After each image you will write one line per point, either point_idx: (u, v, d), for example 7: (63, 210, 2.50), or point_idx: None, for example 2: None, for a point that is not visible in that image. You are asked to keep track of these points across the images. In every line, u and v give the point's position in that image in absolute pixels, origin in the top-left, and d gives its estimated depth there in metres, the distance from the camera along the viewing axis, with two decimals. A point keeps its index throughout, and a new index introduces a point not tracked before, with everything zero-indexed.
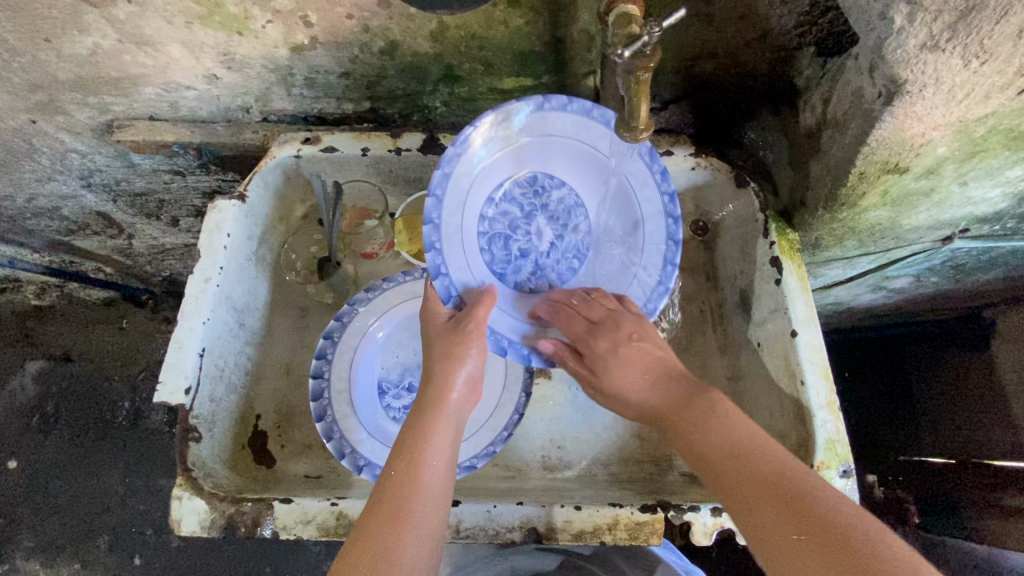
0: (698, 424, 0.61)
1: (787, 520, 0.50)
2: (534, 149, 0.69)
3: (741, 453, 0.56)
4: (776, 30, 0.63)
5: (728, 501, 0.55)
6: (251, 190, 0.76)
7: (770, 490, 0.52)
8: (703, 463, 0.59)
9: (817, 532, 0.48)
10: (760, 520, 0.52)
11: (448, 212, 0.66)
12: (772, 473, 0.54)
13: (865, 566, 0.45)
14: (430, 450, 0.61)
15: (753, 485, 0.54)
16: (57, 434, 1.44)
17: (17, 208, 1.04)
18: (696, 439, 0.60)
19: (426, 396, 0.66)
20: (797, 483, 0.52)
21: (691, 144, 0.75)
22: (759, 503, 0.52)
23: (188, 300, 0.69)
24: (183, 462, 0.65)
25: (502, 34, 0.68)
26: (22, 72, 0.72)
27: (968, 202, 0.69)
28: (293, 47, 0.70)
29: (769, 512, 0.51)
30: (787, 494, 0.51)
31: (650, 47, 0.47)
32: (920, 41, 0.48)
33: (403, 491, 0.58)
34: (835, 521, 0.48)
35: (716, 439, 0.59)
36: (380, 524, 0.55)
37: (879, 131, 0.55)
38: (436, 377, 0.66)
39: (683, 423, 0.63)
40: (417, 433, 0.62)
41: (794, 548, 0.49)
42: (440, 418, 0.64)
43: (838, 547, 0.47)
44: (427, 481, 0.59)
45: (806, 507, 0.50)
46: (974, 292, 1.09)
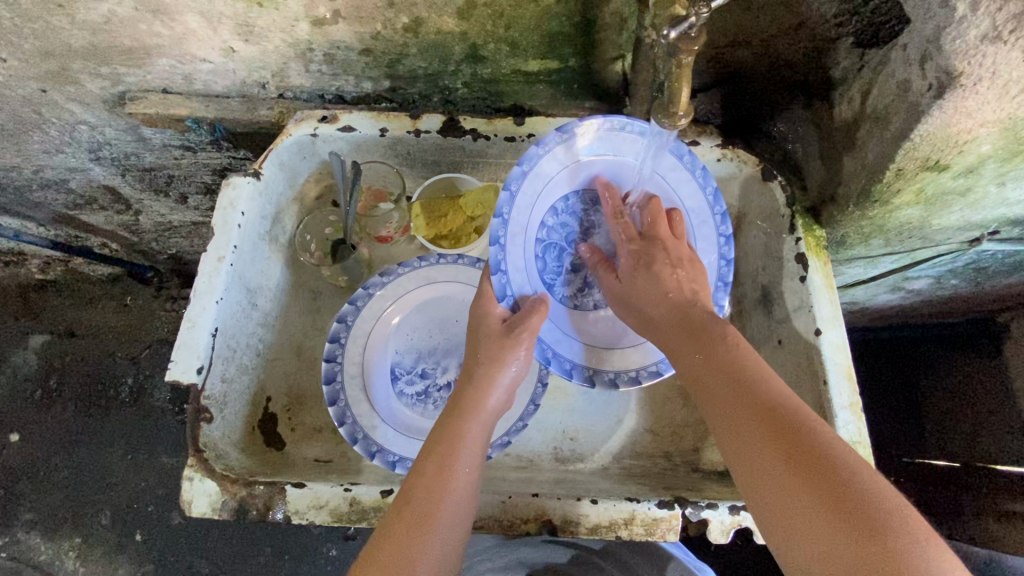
0: (700, 347, 0.60)
1: (778, 462, 0.50)
2: (595, 165, 0.70)
3: (742, 385, 0.55)
4: (815, 19, 0.61)
5: (722, 430, 0.55)
6: (265, 168, 0.73)
7: (766, 428, 0.52)
8: (703, 391, 0.58)
9: (809, 474, 0.47)
10: (750, 457, 0.52)
11: (516, 211, 0.67)
12: (772, 407, 0.53)
13: (849, 509, 0.44)
14: (463, 451, 0.60)
15: (747, 416, 0.53)
16: (61, 409, 1.44)
17: (24, 179, 1.02)
18: (694, 363, 0.60)
19: (464, 398, 0.65)
20: (798, 422, 0.51)
21: (718, 134, 0.73)
22: (754, 440, 0.52)
23: (201, 279, 0.67)
24: (195, 442, 0.64)
25: (531, 14, 0.66)
26: (34, 38, 0.70)
27: (1002, 204, 0.67)
28: (314, 21, 0.68)
29: (763, 451, 0.51)
30: (785, 434, 0.50)
31: (696, 29, 0.46)
32: (980, 32, 0.46)
33: (429, 489, 0.57)
34: (830, 465, 0.47)
35: (720, 366, 0.57)
36: (407, 523, 0.55)
37: (925, 126, 0.53)
38: (476, 379, 0.66)
39: (687, 346, 0.61)
40: (452, 432, 0.62)
41: (778, 480, 0.49)
42: (476, 420, 0.64)
43: (826, 486, 0.46)
44: (460, 480, 0.58)
45: (802, 446, 0.49)
46: (992, 296, 1.08)
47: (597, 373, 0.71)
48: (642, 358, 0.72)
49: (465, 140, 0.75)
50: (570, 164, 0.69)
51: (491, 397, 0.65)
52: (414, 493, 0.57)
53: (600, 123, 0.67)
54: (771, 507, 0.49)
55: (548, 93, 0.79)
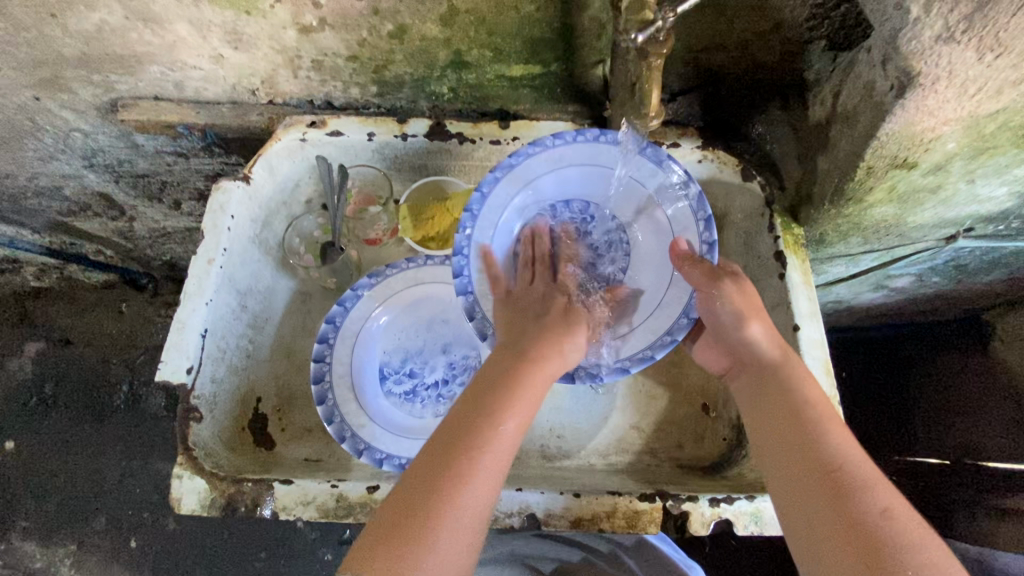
0: (757, 377, 0.63)
1: (818, 501, 0.52)
2: (551, 179, 0.73)
3: (802, 429, 0.57)
4: (789, 23, 0.63)
5: (763, 453, 0.59)
6: (255, 172, 0.75)
7: (818, 473, 0.53)
8: (752, 414, 0.62)
9: (850, 521, 0.49)
10: (785, 482, 0.56)
11: (493, 214, 0.72)
12: (814, 446, 0.55)
13: (865, 539, 0.48)
14: (513, 409, 0.57)
15: (786, 441, 0.57)
16: (56, 415, 1.45)
17: (19, 186, 1.04)
18: (747, 393, 0.63)
19: (532, 351, 0.63)
20: (841, 464, 0.53)
21: (697, 136, 0.75)
22: (802, 481, 0.54)
23: (191, 281, 0.69)
24: (184, 441, 0.65)
25: (512, 20, 0.68)
26: (28, 47, 0.72)
27: (975, 201, 0.69)
28: (301, 28, 0.70)
29: (808, 490, 0.53)
30: (820, 467, 0.54)
31: (663, 32, 0.48)
32: (935, 33, 0.48)
33: (453, 497, 0.52)
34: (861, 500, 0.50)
35: (786, 408, 0.59)
36: (416, 534, 0.50)
37: (889, 125, 0.55)
38: (535, 338, 0.64)
39: (753, 383, 0.63)
40: (506, 385, 0.59)
41: (811, 509, 0.52)
42: (536, 378, 0.61)
43: (852, 519, 0.49)
44: (506, 438, 0.56)
45: (842, 494, 0.51)
46: (974, 293, 1.09)
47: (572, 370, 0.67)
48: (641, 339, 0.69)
49: (450, 143, 0.77)
50: (524, 184, 0.72)
51: (557, 356, 0.63)
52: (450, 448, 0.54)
53: (563, 138, 0.71)
54: (798, 534, 0.53)
55: (533, 97, 0.80)
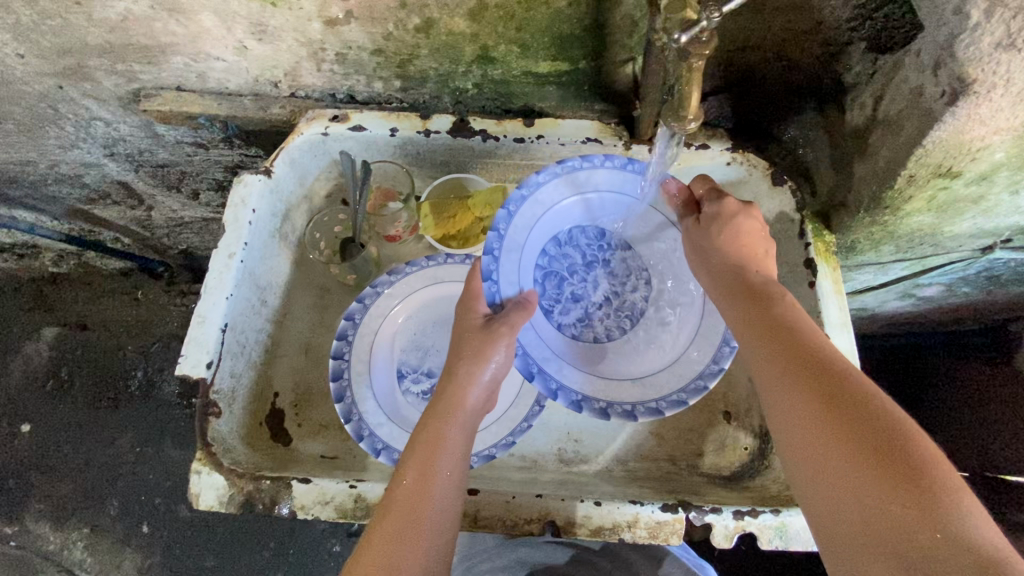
0: (749, 299, 0.61)
1: (818, 407, 0.50)
2: (603, 202, 0.74)
3: (801, 344, 0.54)
4: (829, 23, 0.61)
5: (762, 373, 0.56)
6: (277, 165, 0.74)
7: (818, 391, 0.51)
8: (746, 330, 0.59)
9: (871, 434, 0.47)
10: (788, 397, 0.52)
11: (514, 228, 0.70)
12: (822, 358, 0.53)
13: (888, 452, 0.45)
14: (444, 453, 0.60)
15: (785, 357, 0.54)
16: (71, 400, 1.46)
17: (40, 173, 1.04)
18: (740, 315, 0.60)
19: (444, 398, 0.65)
20: (845, 373, 0.51)
21: (728, 138, 0.73)
22: (804, 391, 0.51)
23: (213, 275, 0.69)
24: (203, 437, 0.65)
25: (542, 15, 0.66)
26: (53, 35, 0.71)
27: (1015, 212, 0.67)
28: (326, 21, 0.69)
29: (800, 398, 0.51)
30: (826, 379, 0.51)
31: (707, 33, 0.46)
32: (994, 39, 0.45)
33: (413, 496, 0.57)
34: (877, 415, 0.48)
35: (766, 334, 0.57)
36: (388, 534, 0.54)
37: (937, 132, 0.53)
38: (458, 376, 0.66)
39: (740, 308, 0.60)
40: (430, 436, 0.62)
41: (819, 423, 0.49)
42: (455, 423, 0.63)
43: (868, 432, 0.47)
44: (444, 475, 0.59)
45: (856, 412, 0.48)
46: (1004, 304, 1.07)
47: (610, 406, 0.67)
48: (658, 390, 0.69)
49: (474, 140, 0.75)
50: (577, 194, 0.72)
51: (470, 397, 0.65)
52: (398, 496, 0.57)
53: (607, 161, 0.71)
54: (806, 456, 0.50)
55: (558, 94, 0.79)
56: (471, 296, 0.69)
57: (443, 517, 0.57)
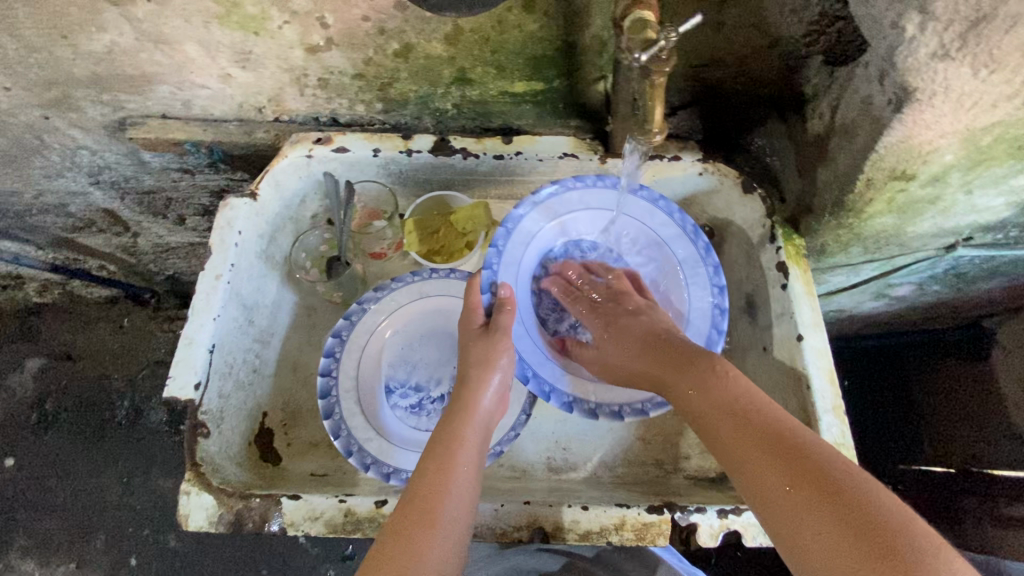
0: (698, 383, 0.62)
1: (794, 491, 0.50)
2: (579, 218, 0.78)
3: (760, 424, 0.56)
4: (786, 38, 0.65)
5: (735, 467, 0.56)
6: (262, 189, 0.76)
7: (772, 450, 0.53)
8: (703, 422, 0.60)
9: (838, 505, 0.47)
10: (760, 482, 0.53)
11: (509, 250, 0.75)
12: (782, 435, 0.54)
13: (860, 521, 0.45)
14: (462, 451, 0.62)
15: (749, 440, 0.55)
16: (56, 432, 1.44)
17: (25, 204, 1.05)
18: (694, 400, 0.62)
19: (458, 402, 0.67)
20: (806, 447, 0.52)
21: (698, 150, 0.76)
22: (770, 469, 0.52)
23: (199, 296, 0.69)
24: (191, 457, 0.65)
25: (514, 38, 0.69)
26: (39, 68, 0.73)
27: (972, 211, 0.70)
28: (308, 48, 0.71)
29: (775, 482, 0.51)
30: (792, 456, 0.52)
31: (665, 52, 0.50)
32: (930, 50, 0.48)
33: (432, 489, 0.58)
34: (844, 487, 0.48)
35: (715, 404, 0.59)
36: (413, 525, 0.55)
37: (888, 138, 0.56)
38: (469, 382, 0.68)
39: (688, 382, 0.63)
40: (448, 434, 0.64)
41: (790, 505, 0.50)
42: (469, 424, 0.65)
43: (838, 506, 0.47)
44: (463, 471, 0.61)
45: (810, 472, 0.50)
46: (975, 301, 1.10)
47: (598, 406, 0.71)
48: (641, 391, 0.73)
49: (455, 158, 0.77)
50: (554, 219, 0.77)
51: (484, 401, 0.67)
52: (419, 490, 0.58)
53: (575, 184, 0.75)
54: (794, 538, 0.48)
55: (535, 113, 0.82)
56: (470, 308, 0.72)
57: (462, 514, 0.58)
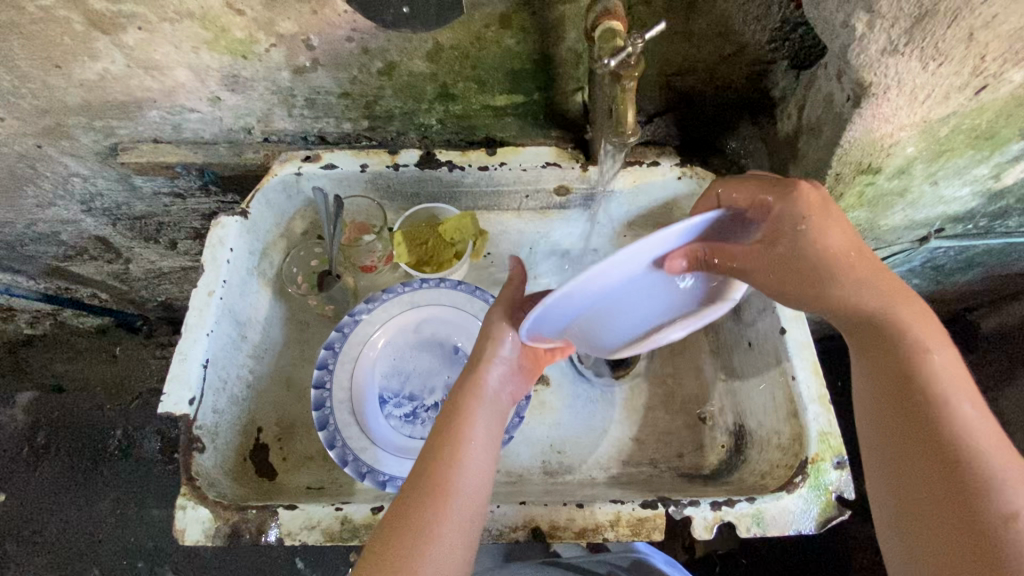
0: (865, 322, 0.54)
1: (927, 473, 0.48)
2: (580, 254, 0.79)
3: (916, 388, 0.50)
4: (752, 45, 0.68)
5: (872, 417, 0.53)
6: (252, 207, 0.78)
7: (904, 424, 0.50)
8: (864, 350, 0.54)
9: (967, 506, 0.45)
10: (898, 448, 0.50)
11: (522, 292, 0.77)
12: (937, 416, 0.49)
13: (974, 524, 0.45)
14: (474, 420, 0.62)
15: (894, 404, 0.51)
16: (48, 465, 1.43)
17: (17, 233, 1.06)
18: (863, 338, 0.54)
19: (468, 367, 0.67)
20: (955, 434, 0.48)
21: (676, 154, 0.78)
22: (903, 445, 0.50)
23: (191, 314, 0.70)
24: (187, 471, 0.65)
25: (493, 53, 0.72)
26: (32, 97, 0.75)
27: (940, 202, 0.73)
28: (294, 69, 0.74)
29: (909, 458, 0.49)
30: (936, 441, 0.48)
31: (634, 57, 0.53)
32: (880, 46, 0.51)
33: (446, 459, 0.59)
34: (984, 488, 0.45)
35: (895, 346, 0.52)
36: (427, 493, 0.57)
37: (851, 132, 0.59)
38: (477, 349, 0.67)
39: (866, 324, 0.54)
40: (454, 410, 0.63)
41: (919, 481, 0.48)
42: (475, 400, 0.64)
43: (966, 508, 0.45)
44: (479, 432, 0.62)
45: (953, 464, 0.47)
46: (956, 293, 1.13)
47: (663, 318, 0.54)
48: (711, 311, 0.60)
49: (441, 171, 0.80)
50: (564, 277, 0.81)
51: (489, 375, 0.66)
52: (432, 459, 0.59)
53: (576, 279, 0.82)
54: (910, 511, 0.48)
55: (517, 125, 0.84)
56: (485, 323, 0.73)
57: (479, 489, 0.59)
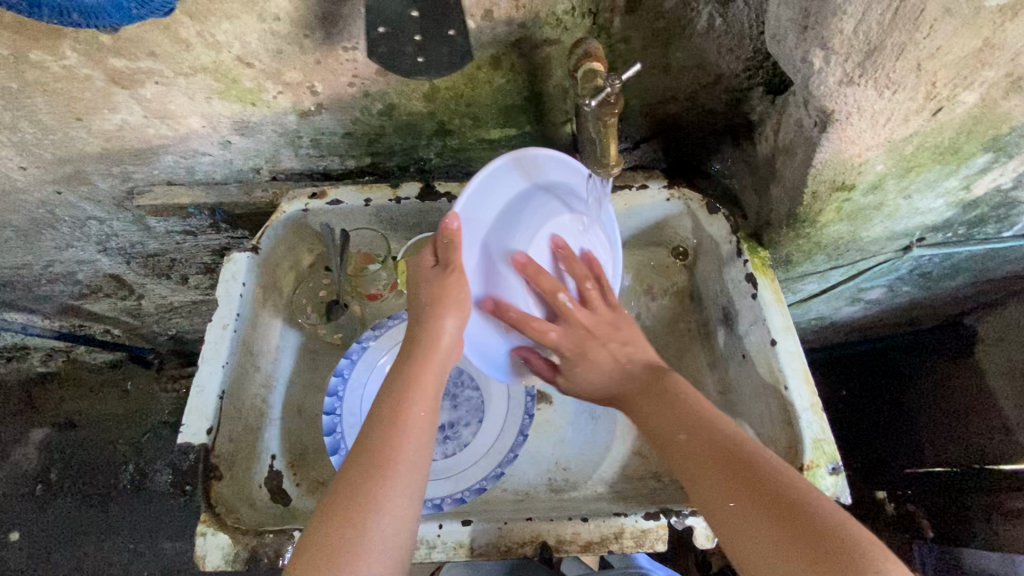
0: (656, 400, 0.68)
1: (750, 510, 0.54)
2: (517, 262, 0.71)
3: (720, 419, 0.64)
4: (728, 75, 0.71)
5: (687, 478, 0.61)
6: (263, 242, 0.82)
7: (729, 475, 0.57)
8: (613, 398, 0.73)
9: (780, 501, 0.53)
10: (705, 492, 0.58)
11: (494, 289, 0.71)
12: (719, 439, 0.61)
13: (794, 521, 0.51)
14: (416, 397, 0.63)
15: (696, 452, 0.61)
16: (61, 501, 1.45)
17: (35, 275, 1.10)
18: (649, 415, 0.68)
19: (421, 340, 0.66)
20: (744, 455, 0.58)
21: (664, 177, 0.82)
22: (713, 485, 0.58)
23: (208, 347, 0.74)
24: (207, 500, 0.69)
25: (486, 92, 0.77)
26: (54, 148, 0.80)
27: (917, 213, 0.76)
28: (300, 113, 0.79)
29: (725, 500, 0.56)
30: (731, 464, 0.58)
31: (613, 96, 0.59)
32: (837, 78, 0.56)
33: (387, 435, 0.60)
34: (775, 483, 0.55)
35: (690, 409, 0.65)
36: (365, 470, 0.58)
37: (821, 154, 0.63)
38: (422, 321, 0.66)
39: (643, 399, 0.70)
40: (405, 377, 0.64)
41: (743, 517, 0.54)
42: (430, 367, 0.65)
43: (793, 517, 0.52)
44: (418, 404, 0.63)
45: (753, 475, 0.56)
46: (949, 298, 1.15)
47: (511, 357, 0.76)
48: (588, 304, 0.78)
49: (441, 202, 0.84)
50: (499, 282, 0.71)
51: (444, 338, 0.66)
52: (365, 446, 0.60)
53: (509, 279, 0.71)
54: (751, 551, 0.53)
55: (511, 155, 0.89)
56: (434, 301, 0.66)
57: (418, 453, 0.60)
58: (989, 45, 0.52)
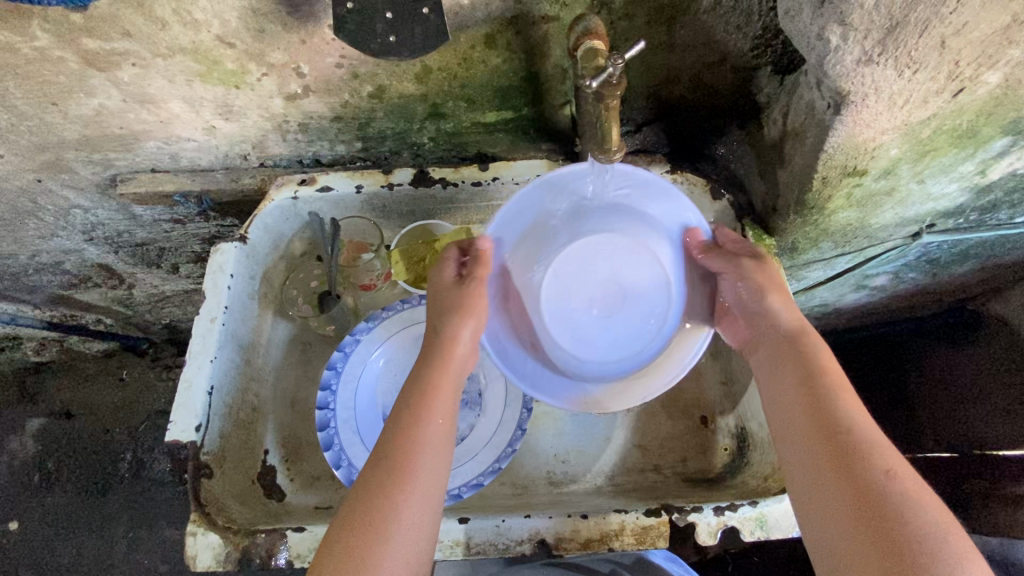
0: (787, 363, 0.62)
1: (842, 494, 0.52)
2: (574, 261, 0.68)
3: (847, 402, 0.58)
4: (735, 54, 0.68)
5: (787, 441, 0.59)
6: (252, 232, 0.79)
7: (835, 457, 0.54)
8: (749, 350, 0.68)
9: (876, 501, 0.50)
10: (802, 462, 0.57)
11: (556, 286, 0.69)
12: (839, 424, 0.56)
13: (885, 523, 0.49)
14: (427, 424, 0.60)
15: (809, 427, 0.58)
16: (59, 491, 1.44)
17: (22, 265, 1.07)
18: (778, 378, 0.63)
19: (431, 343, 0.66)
20: (863, 447, 0.54)
21: (666, 162, 0.78)
22: (813, 461, 0.56)
23: (196, 340, 0.72)
24: (197, 498, 0.67)
25: (481, 72, 0.73)
26: (30, 134, 0.76)
27: (928, 199, 0.74)
28: (287, 96, 0.75)
29: (821, 478, 0.54)
30: (842, 451, 0.54)
31: (615, 76, 0.56)
32: (854, 57, 0.53)
33: (396, 465, 0.57)
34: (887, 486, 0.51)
35: (824, 385, 0.59)
36: (375, 499, 0.55)
37: (834, 138, 0.60)
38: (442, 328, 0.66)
39: (777, 361, 0.63)
40: (420, 389, 0.63)
41: (830, 500, 0.53)
42: (444, 388, 0.63)
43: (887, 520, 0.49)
44: (433, 423, 0.61)
45: (861, 470, 0.52)
46: (955, 285, 1.13)
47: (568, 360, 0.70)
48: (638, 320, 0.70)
49: (434, 188, 0.80)
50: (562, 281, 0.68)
51: (461, 346, 0.66)
52: (380, 470, 0.57)
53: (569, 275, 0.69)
54: (821, 523, 0.53)
55: (508, 139, 0.86)
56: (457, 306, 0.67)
57: (434, 476, 0.59)
58: (1018, 21, 0.49)
